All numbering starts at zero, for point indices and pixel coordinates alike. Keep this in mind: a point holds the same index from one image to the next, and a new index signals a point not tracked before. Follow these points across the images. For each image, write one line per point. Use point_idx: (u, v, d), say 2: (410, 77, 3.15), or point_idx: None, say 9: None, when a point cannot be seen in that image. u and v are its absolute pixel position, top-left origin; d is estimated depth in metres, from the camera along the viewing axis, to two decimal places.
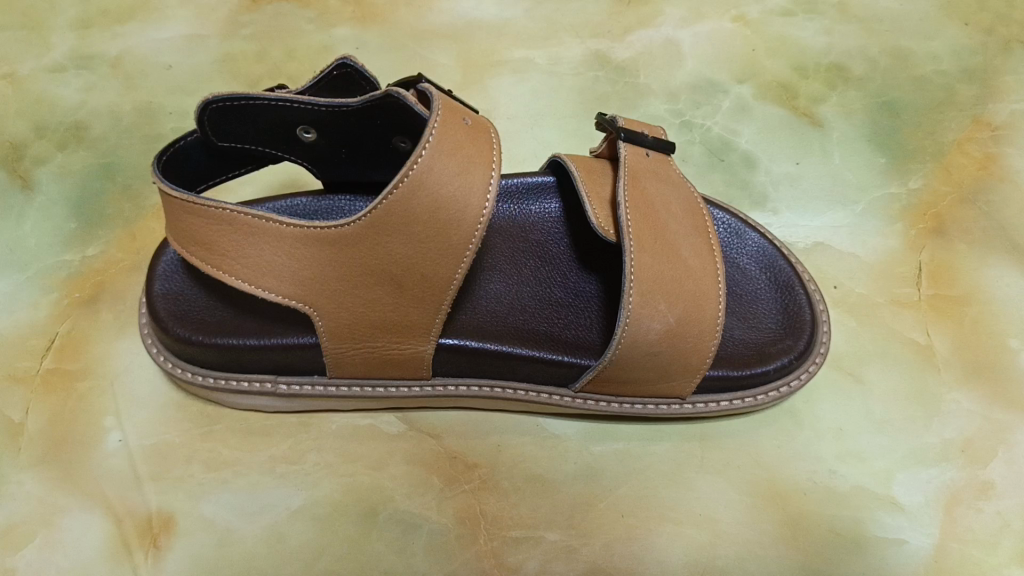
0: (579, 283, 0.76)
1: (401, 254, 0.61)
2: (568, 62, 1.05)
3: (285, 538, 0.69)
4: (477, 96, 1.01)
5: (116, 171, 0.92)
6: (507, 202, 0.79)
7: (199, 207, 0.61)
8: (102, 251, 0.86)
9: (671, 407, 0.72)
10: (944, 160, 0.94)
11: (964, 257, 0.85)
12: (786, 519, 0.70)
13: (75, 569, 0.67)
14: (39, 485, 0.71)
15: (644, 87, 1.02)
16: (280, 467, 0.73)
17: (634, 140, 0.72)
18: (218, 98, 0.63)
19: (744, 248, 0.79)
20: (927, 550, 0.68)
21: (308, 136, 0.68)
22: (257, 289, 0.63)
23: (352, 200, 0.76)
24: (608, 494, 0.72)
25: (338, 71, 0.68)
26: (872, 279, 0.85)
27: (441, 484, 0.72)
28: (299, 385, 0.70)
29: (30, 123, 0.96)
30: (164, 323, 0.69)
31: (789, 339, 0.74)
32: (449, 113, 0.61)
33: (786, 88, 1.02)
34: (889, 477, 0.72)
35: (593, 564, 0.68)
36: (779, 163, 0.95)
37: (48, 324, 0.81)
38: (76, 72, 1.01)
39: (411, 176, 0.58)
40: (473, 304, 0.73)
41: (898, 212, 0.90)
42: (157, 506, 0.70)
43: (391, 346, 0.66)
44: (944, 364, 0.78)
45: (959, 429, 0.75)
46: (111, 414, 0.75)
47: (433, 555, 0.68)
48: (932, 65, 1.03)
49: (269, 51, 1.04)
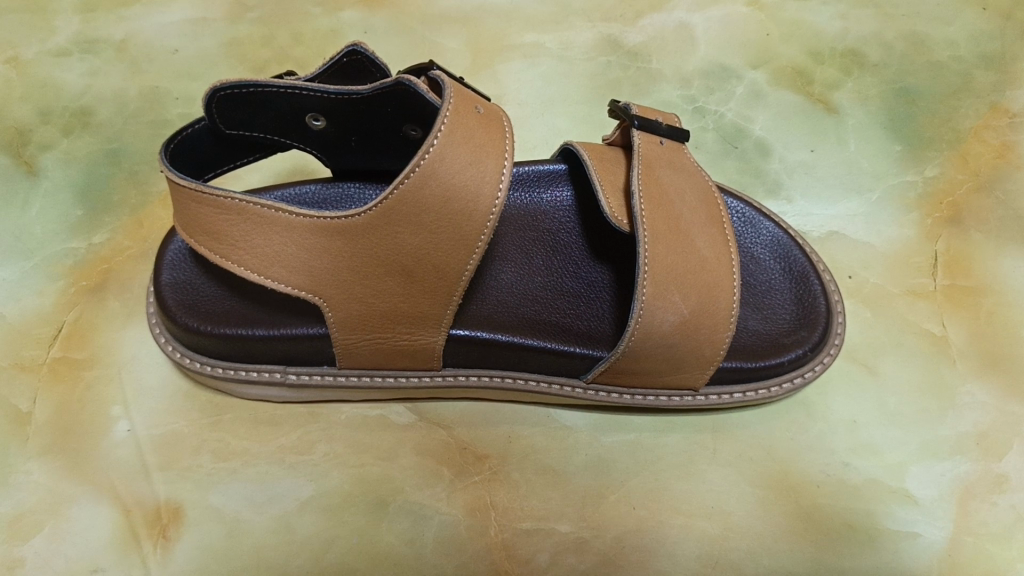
0: (591, 272, 0.75)
1: (413, 245, 0.60)
2: (579, 47, 1.03)
3: (294, 529, 0.69)
4: (488, 81, 1.00)
5: (122, 157, 0.91)
6: (519, 190, 0.78)
7: (207, 196, 0.60)
8: (109, 238, 0.85)
9: (684, 399, 0.72)
10: (961, 148, 0.93)
11: (980, 246, 0.84)
12: (799, 512, 0.70)
13: (83, 559, 0.67)
14: (47, 474, 0.71)
15: (656, 73, 1.01)
16: (289, 458, 0.72)
17: (649, 128, 0.71)
18: (227, 85, 0.62)
19: (758, 237, 0.78)
20: (941, 543, 0.68)
21: (317, 123, 0.67)
22: (266, 279, 0.62)
23: (362, 187, 0.75)
24: (619, 486, 0.71)
25: (347, 58, 0.67)
26: (887, 269, 0.84)
27: (451, 476, 0.71)
28: (308, 376, 0.70)
29: (35, 107, 0.95)
30: (172, 312, 0.69)
31: (803, 330, 0.73)
32: (461, 101, 0.60)
33: (800, 74, 1.01)
34: (903, 470, 0.72)
35: (604, 557, 0.67)
36: (793, 151, 0.94)
37: (55, 312, 0.80)
38: (81, 56, 1.00)
39: (423, 166, 0.57)
40: (484, 294, 0.72)
41: (913, 200, 0.89)
42: (166, 497, 0.70)
43: (402, 337, 0.66)
44: (960, 356, 0.78)
45: (973, 422, 0.74)
46: (119, 404, 0.75)
47: (443, 548, 0.68)
48: (948, 51, 1.02)
49: (276, 35, 1.03)
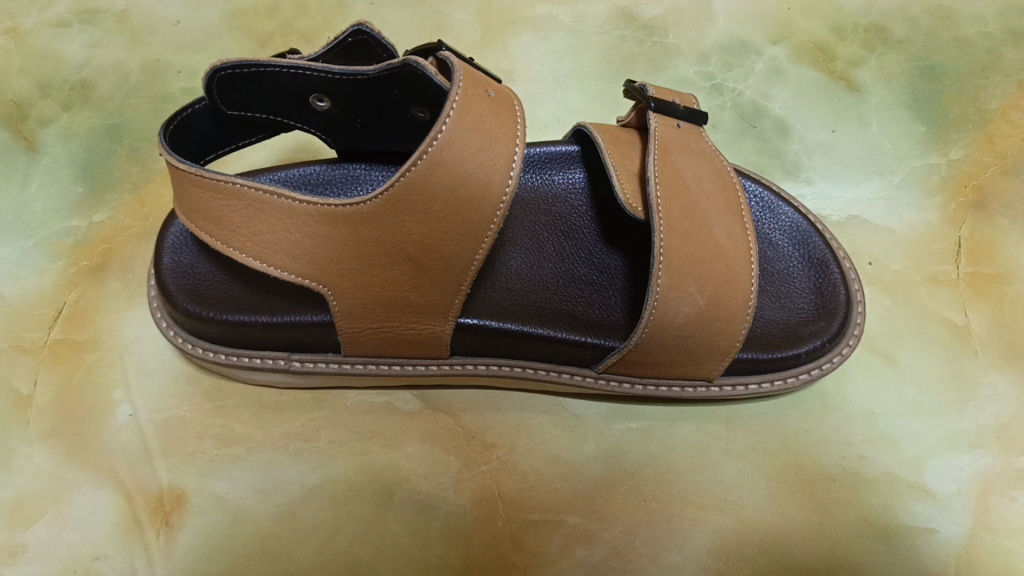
0: (603, 259, 0.73)
1: (420, 233, 0.58)
2: (593, 20, 1.00)
3: (299, 517, 0.67)
4: (499, 55, 0.97)
5: (124, 133, 0.89)
6: (530, 172, 0.75)
7: (208, 181, 0.58)
8: (110, 217, 0.83)
9: (698, 390, 0.70)
10: (988, 129, 0.90)
11: (1006, 232, 0.82)
12: (814, 505, 0.68)
13: (84, 546, 0.66)
14: (48, 458, 0.70)
15: (673, 48, 0.98)
16: (294, 444, 0.71)
17: (665, 110, 0.68)
18: (228, 65, 0.59)
19: (777, 223, 0.75)
20: (959, 540, 0.66)
21: (321, 104, 0.64)
22: (269, 267, 0.60)
23: (368, 168, 0.73)
24: (630, 476, 0.69)
25: (353, 38, 0.65)
26: (908, 255, 0.81)
27: (458, 465, 0.70)
28: (313, 363, 0.68)
29: (35, 80, 0.92)
30: (174, 298, 0.67)
31: (822, 320, 0.71)
32: (471, 84, 0.57)
33: (822, 49, 0.97)
34: (921, 463, 0.70)
35: (613, 550, 0.66)
36: (814, 131, 0.91)
37: (56, 292, 0.78)
38: (81, 28, 0.97)
39: (431, 153, 0.55)
40: (493, 281, 0.70)
41: (937, 183, 0.86)
42: (169, 483, 0.69)
43: (409, 326, 0.64)
44: (982, 346, 0.75)
45: (995, 415, 0.72)
46: (121, 387, 0.73)
47: (450, 538, 0.67)
48: (976, 27, 0.98)
49: (281, 7, 1.00)
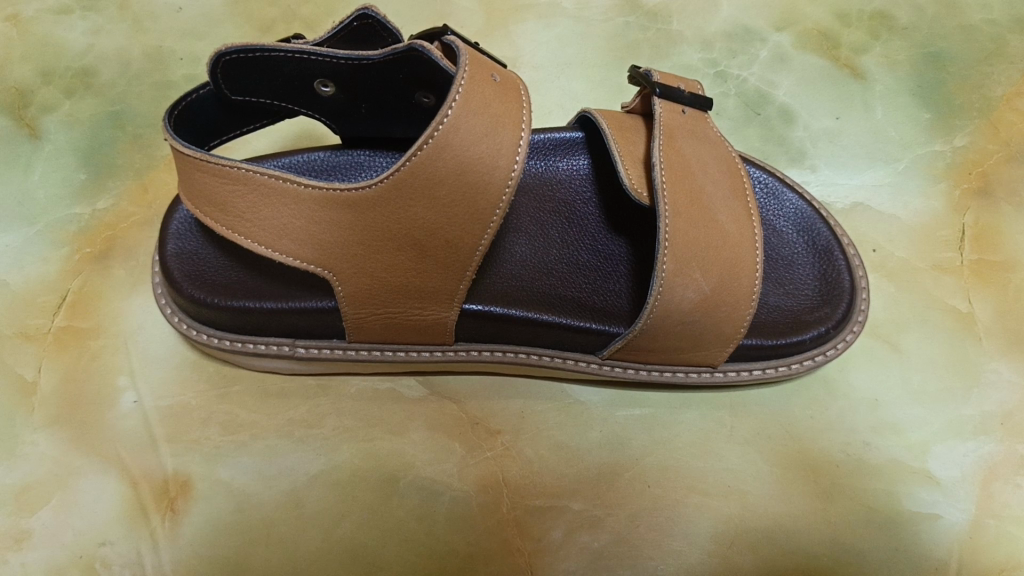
0: (608, 245, 0.73)
1: (425, 218, 0.58)
2: (597, 8, 1.00)
3: (305, 503, 0.68)
4: (502, 42, 0.96)
5: (126, 120, 0.89)
6: (535, 158, 0.75)
7: (212, 165, 0.58)
8: (114, 204, 0.83)
9: (702, 375, 0.70)
10: (992, 117, 0.89)
11: (1011, 220, 0.82)
12: (817, 491, 0.68)
13: (89, 533, 0.66)
14: (53, 446, 0.70)
15: (677, 35, 0.98)
16: (298, 431, 0.71)
17: (671, 96, 0.68)
18: (233, 50, 0.59)
19: (782, 210, 0.75)
20: (961, 526, 0.66)
21: (325, 90, 0.64)
22: (274, 253, 0.60)
23: (371, 155, 0.73)
24: (634, 463, 0.70)
25: (358, 22, 0.65)
26: (913, 243, 0.81)
27: (463, 451, 0.70)
28: (317, 349, 0.68)
29: (37, 68, 0.92)
30: (178, 284, 0.67)
31: (826, 307, 0.71)
32: (477, 68, 0.57)
33: (827, 37, 0.97)
34: (925, 450, 0.70)
35: (617, 536, 0.66)
36: (819, 119, 0.91)
37: (59, 280, 0.78)
38: (82, 15, 0.97)
39: (435, 139, 0.55)
40: (499, 267, 0.70)
41: (942, 170, 0.86)
42: (174, 469, 0.69)
43: (414, 312, 0.64)
44: (986, 333, 0.75)
45: (999, 402, 0.72)
46: (125, 373, 0.73)
47: (454, 525, 0.67)
48: (981, 14, 0.98)
49: None
